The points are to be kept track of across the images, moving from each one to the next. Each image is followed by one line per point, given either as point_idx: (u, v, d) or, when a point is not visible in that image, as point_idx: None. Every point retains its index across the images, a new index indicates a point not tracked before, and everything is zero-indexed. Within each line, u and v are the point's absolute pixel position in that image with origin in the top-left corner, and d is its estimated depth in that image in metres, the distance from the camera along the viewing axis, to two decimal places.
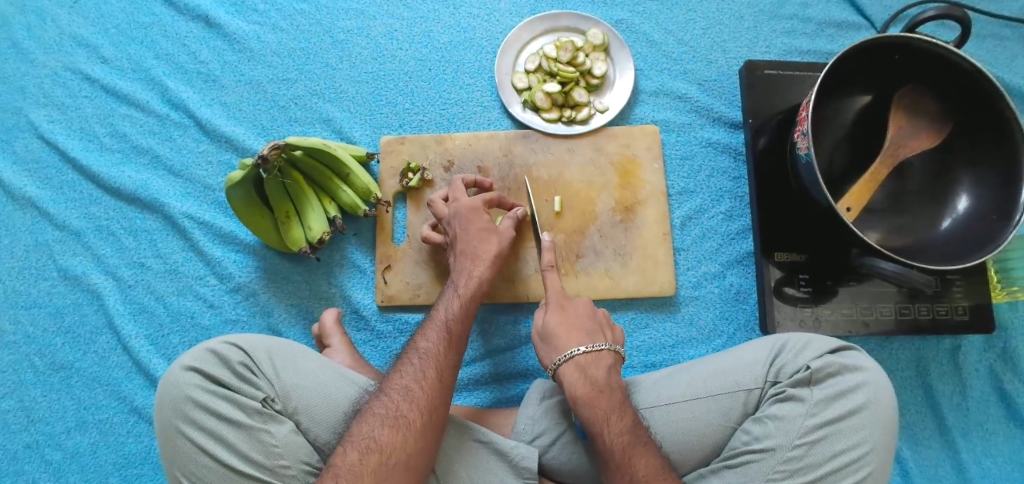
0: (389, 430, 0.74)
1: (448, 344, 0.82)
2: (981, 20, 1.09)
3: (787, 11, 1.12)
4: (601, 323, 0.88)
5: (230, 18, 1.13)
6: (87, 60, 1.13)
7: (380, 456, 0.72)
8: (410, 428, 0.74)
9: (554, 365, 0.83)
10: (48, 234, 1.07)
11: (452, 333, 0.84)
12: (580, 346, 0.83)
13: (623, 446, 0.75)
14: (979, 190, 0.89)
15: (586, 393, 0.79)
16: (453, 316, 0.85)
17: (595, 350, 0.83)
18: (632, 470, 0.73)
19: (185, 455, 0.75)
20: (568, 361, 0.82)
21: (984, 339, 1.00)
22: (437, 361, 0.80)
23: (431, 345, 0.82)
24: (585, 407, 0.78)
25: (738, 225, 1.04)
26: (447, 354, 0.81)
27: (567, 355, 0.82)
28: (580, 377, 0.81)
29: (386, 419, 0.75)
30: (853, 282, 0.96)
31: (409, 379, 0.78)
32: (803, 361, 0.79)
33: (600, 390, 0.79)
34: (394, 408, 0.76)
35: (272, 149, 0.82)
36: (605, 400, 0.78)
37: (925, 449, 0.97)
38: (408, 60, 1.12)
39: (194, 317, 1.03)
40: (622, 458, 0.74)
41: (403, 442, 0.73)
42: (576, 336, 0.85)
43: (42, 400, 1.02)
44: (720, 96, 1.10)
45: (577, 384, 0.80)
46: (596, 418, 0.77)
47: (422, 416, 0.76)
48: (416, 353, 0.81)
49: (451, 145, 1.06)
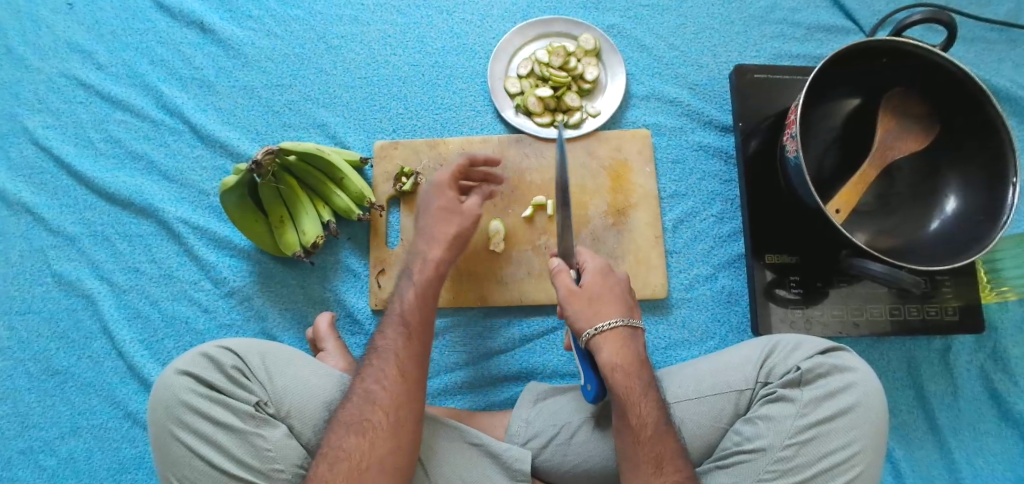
0: (354, 438, 0.74)
1: (407, 336, 0.82)
2: (967, 24, 1.10)
3: (776, 16, 1.13)
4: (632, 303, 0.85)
5: (223, 23, 1.14)
6: (82, 66, 1.13)
7: (350, 464, 0.72)
8: (376, 431, 0.75)
9: (592, 331, 0.78)
10: (42, 239, 1.07)
11: (410, 325, 0.83)
12: (618, 317, 0.80)
13: (654, 421, 0.75)
14: (966, 191, 0.90)
15: (621, 363, 0.77)
16: (410, 307, 0.84)
17: (631, 325, 0.80)
18: (661, 446, 0.74)
19: (178, 459, 0.75)
20: (606, 331, 0.79)
21: (974, 340, 1.01)
22: (398, 359, 0.80)
23: (390, 342, 0.81)
24: (619, 378, 0.77)
25: (729, 227, 1.05)
26: (409, 347, 0.81)
27: (608, 325, 0.79)
28: (620, 346, 0.79)
29: (352, 426, 0.74)
30: (843, 284, 0.97)
31: (371, 381, 0.78)
32: (793, 362, 0.79)
33: (637, 362, 0.78)
34: (358, 413, 0.75)
35: (266, 155, 0.83)
36: (642, 373, 0.78)
37: (917, 449, 0.98)
38: (401, 65, 1.13)
39: (189, 322, 1.03)
40: (653, 433, 0.74)
41: (370, 447, 0.74)
42: (615, 306, 0.81)
43: (36, 405, 1.02)
44: (711, 100, 1.11)
45: (615, 354, 0.78)
46: (630, 391, 0.76)
47: (387, 418, 0.76)
48: (379, 353, 0.80)
49: (444, 150, 1.07)
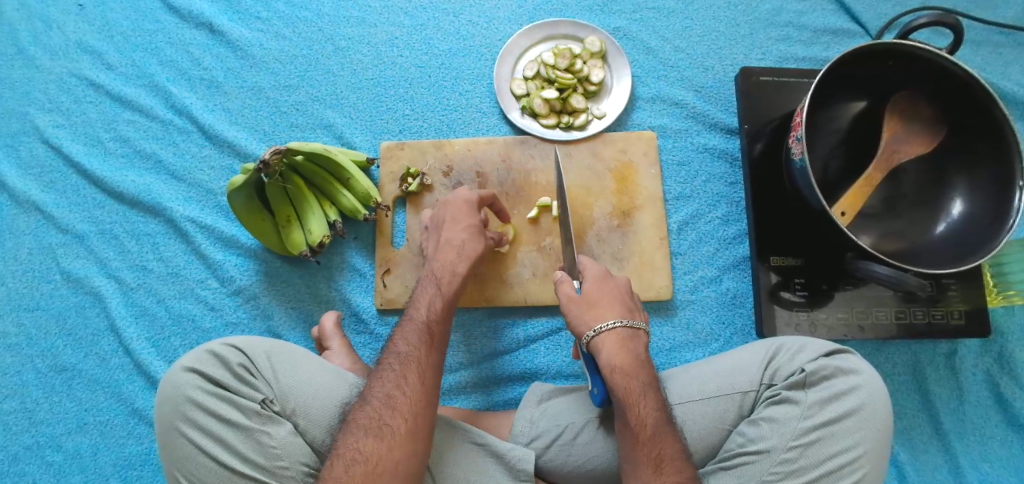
0: (374, 441, 0.73)
1: (429, 344, 0.82)
2: (974, 27, 1.10)
3: (782, 19, 1.13)
4: (636, 304, 0.86)
5: (232, 25, 1.15)
6: (92, 66, 1.15)
7: (367, 467, 0.72)
8: (394, 436, 0.74)
9: (592, 332, 0.80)
10: (51, 237, 1.08)
11: (433, 333, 0.83)
12: (618, 319, 0.81)
13: (655, 422, 0.74)
14: (973, 194, 0.90)
15: (622, 364, 0.78)
16: (434, 315, 0.85)
17: (633, 326, 0.81)
18: (662, 447, 0.73)
19: (184, 455, 0.76)
20: (607, 332, 0.80)
21: (980, 343, 1.00)
22: (418, 365, 0.80)
23: (410, 348, 0.82)
24: (620, 378, 0.76)
25: (734, 229, 1.05)
26: (426, 354, 0.81)
27: (607, 326, 0.80)
28: (621, 347, 0.79)
29: (370, 429, 0.74)
30: (848, 286, 0.97)
31: (392, 386, 0.78)
32: (798, 364, 0.79)
33: (640, 364, 0.78)
34: (378, 417, 0.75)
35: (274, 154, 0.84)
36: (643, 374, 0.78)
37: (922, 453, 0.97)
38: (408, 66, 1.13)
39: (195, 320, 1.04)
40: (654, 433, 0.73)
41: (389, 451, 0.73)
42: (615, 308, 0.82)
43: (43, 401, 1.02)
44: (716, 102, 1.11)
45: (616, 355, 0.78)
46: (632, 391, 0.76)
47: (406, 423, 0.75)
48: (401, 358, 0.80)
49: (450, 151, 1.07)
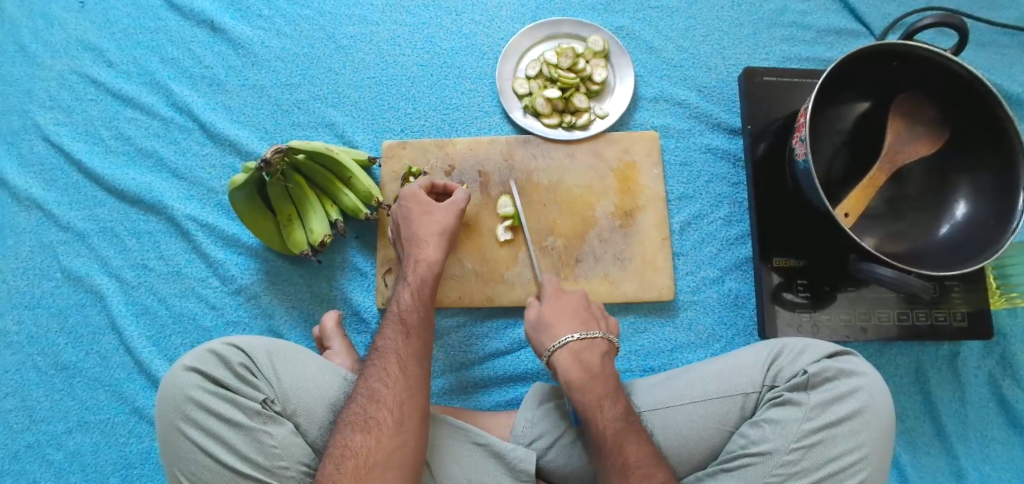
0: (360, 435, 0.74)
1: (406, 335, 0.83)
2: (979, 28, 1.10)
3: (786, 18, 1.13)
4: (595, 313, 0.86)
5: (234, 23, 1.14)
6: (93, 64, 1.14)
7: (357, 462, 0.72)
8: (381, 428, 0.75)
9: (547, 352, 0.81)
10: (51, 235, 1.08)
11: (407, 322, 0.84)
12: (572, 334, 0.81)
13: (615, 433, 0.74)
14: (976, 197, 0.89)
15: (578, 378, 0.78)
16: (407, 306, 0.86)
17: (588, 337, 0.81)
18: (624, 455, 0.73)
19: (184, 455, 0.76)
20: (562, 348, 0.80)
21: (982, 345, 1.00)
22: (398, 357, 0.80)
23: (391, 342, 0.82)
24: (579, 393, 0.77)
25: (737, 230, 1.05)
26: (408, 344, 0.82)
27: (560, 343, 0.80)
28: (575, 362, 0.79)
29: (357, 424, 0.75)
30: (851, 288, 0.97)
31: (374, 380, 0.78)
32: (800, 365, 0.79)
33: (594, 375, 0.78)
34: (363, 412, 0.76)
35: (276, 153, 0.83)
36: (601, 385, 0.78)
37: (923, 455, 0.97)
38: (410, 65, 1.13)
39: (196, 318, 1.04)
40: (613, 445, 0.74)
41: (378, 444, 0.74)
42: (567, 322, 0.83)
43: (44, 400, 1.02)
44: (720, 102, 1.10)
45: (571, 370, 0.79)
46: (589, 405, 0.76)
47: (391, 415, 0.76)
48: (380, 352, 0.81)
49: (452, 150, 1.07)
